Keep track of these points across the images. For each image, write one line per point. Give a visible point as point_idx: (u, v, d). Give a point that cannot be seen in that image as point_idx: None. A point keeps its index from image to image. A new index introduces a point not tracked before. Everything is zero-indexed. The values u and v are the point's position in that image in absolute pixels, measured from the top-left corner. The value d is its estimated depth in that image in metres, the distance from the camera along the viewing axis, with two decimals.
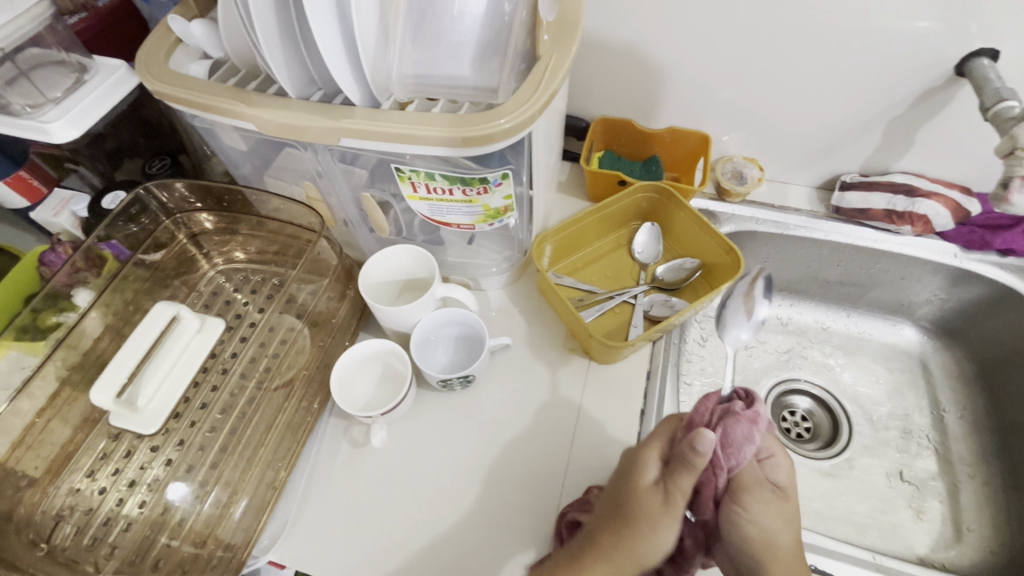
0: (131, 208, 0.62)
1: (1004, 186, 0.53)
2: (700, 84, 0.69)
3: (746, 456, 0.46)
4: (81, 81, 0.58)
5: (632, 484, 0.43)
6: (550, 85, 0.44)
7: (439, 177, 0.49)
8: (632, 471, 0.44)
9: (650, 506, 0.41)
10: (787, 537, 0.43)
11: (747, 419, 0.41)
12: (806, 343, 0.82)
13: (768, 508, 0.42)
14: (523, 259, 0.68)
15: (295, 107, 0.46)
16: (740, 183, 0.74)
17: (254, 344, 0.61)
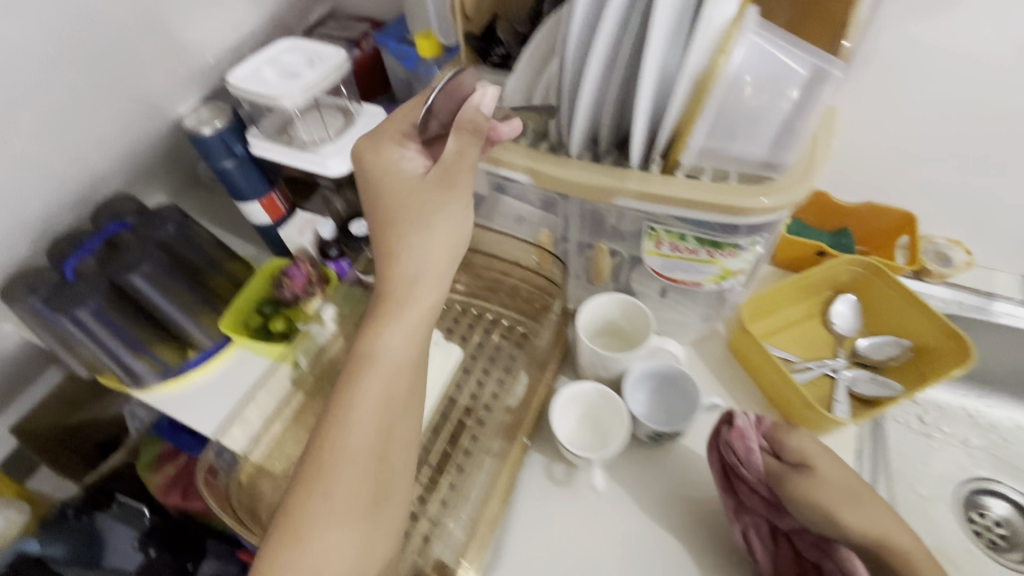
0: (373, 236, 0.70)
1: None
2: (912, 166, 0.69)
3: (787, 430, 0.54)
4: (350, 122, 0.68)
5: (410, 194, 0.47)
6: (817, 171, 0.46)
7: (691, 238, 0.51)
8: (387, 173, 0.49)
9: (418, 191, 0.47)
10: (835, 477, 0.50)
11: (739, 434, 0.53)
12: (999, 441, 0.77)
13: (802, 488, 0.50)
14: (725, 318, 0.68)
15: (573, 167, 0.50)
16: (945, 265, 0.72)
17: (475, 379, 0.67)
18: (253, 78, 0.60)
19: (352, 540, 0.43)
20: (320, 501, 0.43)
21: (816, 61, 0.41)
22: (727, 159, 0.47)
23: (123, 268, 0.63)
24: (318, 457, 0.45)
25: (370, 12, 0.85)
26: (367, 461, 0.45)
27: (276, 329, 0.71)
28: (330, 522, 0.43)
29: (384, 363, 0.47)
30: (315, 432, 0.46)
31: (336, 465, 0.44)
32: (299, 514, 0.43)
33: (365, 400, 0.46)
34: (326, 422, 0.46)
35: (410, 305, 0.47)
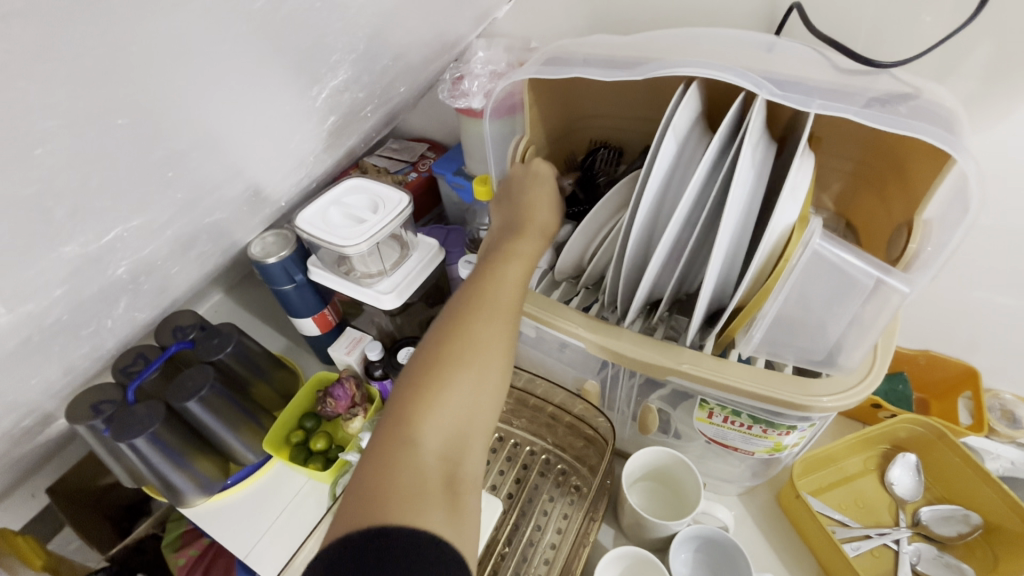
0: None
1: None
2: (971, 322, 0.67)
3: None
4: (407, 255, 0.70)
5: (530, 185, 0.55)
6: (878, 374, 0.46)
7: (744, 415, 0.50)
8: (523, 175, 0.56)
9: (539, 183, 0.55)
10: None
11: None
12: None
13: None
14: (785, 488, 0.64)
15: (627, 337, 0.51)
16: (1014, 425, 0.68)
17: (513, 520, 0.64)
18: (322, 223, 0.64)
19: (474, 421, 0.41)
20: (461, 369, 0.41)
21: (880, 271, 0.41)
22: (786, 349, 0.47)
23: (181, 395, 0.66)
24: (461, 331, 0.44)
25: (429, 134, 0.90)
26: (497, 346, 0.44)
27: (317, 447, 0.72)
28: (466, 389, 0.41)
29: (509, 276, 0.48)
30: (456, 308, 0.45)
31: (479, 334, 0.44)
32: (442, 379, 0.41)
33: (504, 300, 0.46)
34: (468, 305, 0.45)
35: (535, 239, 0.52)
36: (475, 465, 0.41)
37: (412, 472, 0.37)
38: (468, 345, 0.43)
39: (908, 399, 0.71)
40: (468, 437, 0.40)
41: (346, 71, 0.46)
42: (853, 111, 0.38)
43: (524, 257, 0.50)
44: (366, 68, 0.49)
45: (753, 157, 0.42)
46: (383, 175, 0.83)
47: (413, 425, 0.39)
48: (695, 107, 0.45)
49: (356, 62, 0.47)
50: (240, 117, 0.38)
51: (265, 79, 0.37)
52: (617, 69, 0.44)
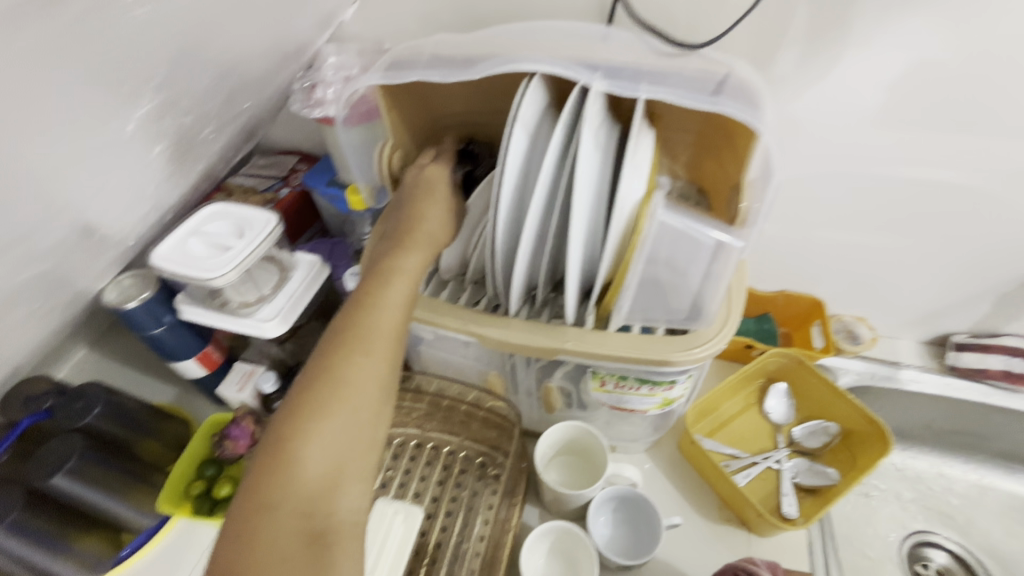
0: None
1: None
2: (811, 260, 0.77)
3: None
4: (287, 277, 0.67)
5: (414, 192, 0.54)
6: (735, 318, 0.51)
7: (631, 378, 0.54)
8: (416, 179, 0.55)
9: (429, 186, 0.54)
10: None
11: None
12: (927, 491, 0.83)
13: None
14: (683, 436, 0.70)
15: (515, 327, 0.53)
16: (854, 342, 0.81)
17: (440, 523, 0.65)
18: (184, 256, 0.59)
19: (352, 461, 0.40)
20: (334, 406, 0.41)
21: (719, 235, 0.46)
22: (657, 312, 0.51)
23: (43, 472, 0.59)
24: (333, 362, 0.43)
25: (297, 146, 0.86)
26: (375, 380, 0.43)
27: (221, 495, 0.67)
28: (337, 425, 0.40)
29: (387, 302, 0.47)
30: (332, 338, 0.44)
31: (351, 368, 0.43)
32: (312, 416, 0.40)
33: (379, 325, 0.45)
34: (346, 335, 0.44)
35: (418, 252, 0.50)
36: (355, 509, 0.39)
37: (275, 531, 0.36)
38: (344, 379, 0.42)
39: (774, 334, 0.81)
40: (343, 474, 0.39)
41: (156, 95, 0.42)
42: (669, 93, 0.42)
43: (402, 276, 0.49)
44: (195, 85, 0.46)
45: (597, 142, 0.45)
46: (252, 196, 0.78)
47: (280, 482, 0.38)
48: (542, 97, 0.47)
49: (178, 79, 0.44)
50: (38, 152, 0.34)
51: (58, 113, 0.33)
52: (458, 68, 0.45)
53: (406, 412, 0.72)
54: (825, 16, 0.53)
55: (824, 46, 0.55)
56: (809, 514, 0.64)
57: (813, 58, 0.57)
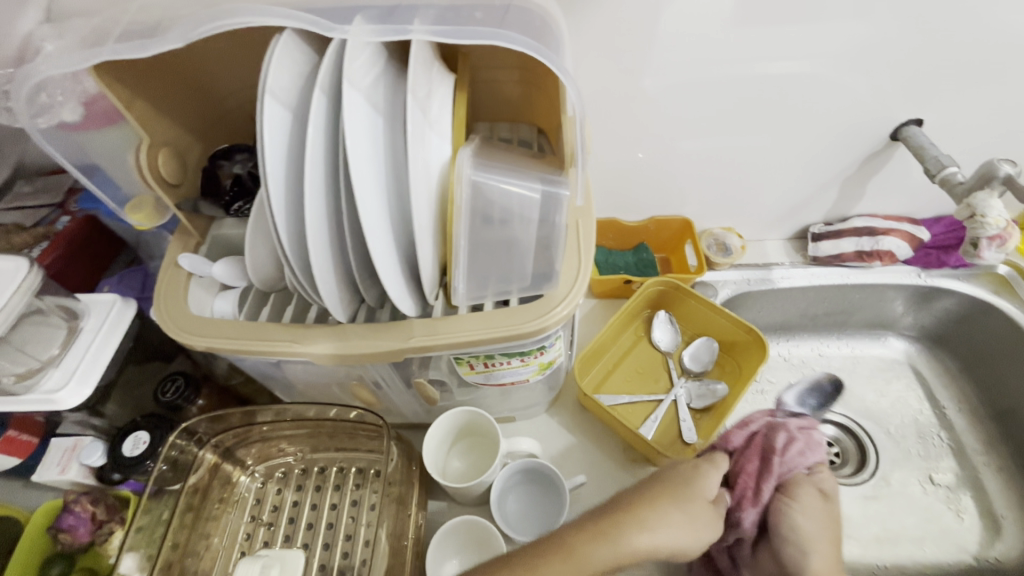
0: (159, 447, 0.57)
1: (974, 244, 0.61)
2: (674, 182, 0.76)
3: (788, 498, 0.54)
4: (77, 329, 0.54)
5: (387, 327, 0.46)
6: (587, 266, 0.46)
7: (497, 356, 0.50)
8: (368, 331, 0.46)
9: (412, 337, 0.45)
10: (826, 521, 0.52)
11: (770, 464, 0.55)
12: (812, 373, 0.88)
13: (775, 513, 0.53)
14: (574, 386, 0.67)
15: (354, 335, 0.45)
16: (726, 254, 0.81)
17: (339, 550, 0.58)
18: None
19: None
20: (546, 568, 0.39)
21: (543, 182, 0.42)
22: (507, 282, 0.45)
23: None
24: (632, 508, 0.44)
25: None
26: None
27: None
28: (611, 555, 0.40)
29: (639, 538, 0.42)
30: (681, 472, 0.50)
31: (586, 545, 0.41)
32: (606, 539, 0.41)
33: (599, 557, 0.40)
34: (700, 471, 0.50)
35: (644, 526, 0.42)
36: None
37: None
38: (671, 516, 0.44)
39: (652, 263, 0.81)
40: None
41: None
42: (430, 29, 0.35)
43: (630, 534, 0.42)
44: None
45: (373, 102, 0.37)
46: (16, 235, 0.63)
47: None
48: (301, 59, 0.37)
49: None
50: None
51: None
52: (167, 31, 0.35)
53: (278, 442, 0.63)
54: None
55: None
56: (707, 433, 0.65)
57: None
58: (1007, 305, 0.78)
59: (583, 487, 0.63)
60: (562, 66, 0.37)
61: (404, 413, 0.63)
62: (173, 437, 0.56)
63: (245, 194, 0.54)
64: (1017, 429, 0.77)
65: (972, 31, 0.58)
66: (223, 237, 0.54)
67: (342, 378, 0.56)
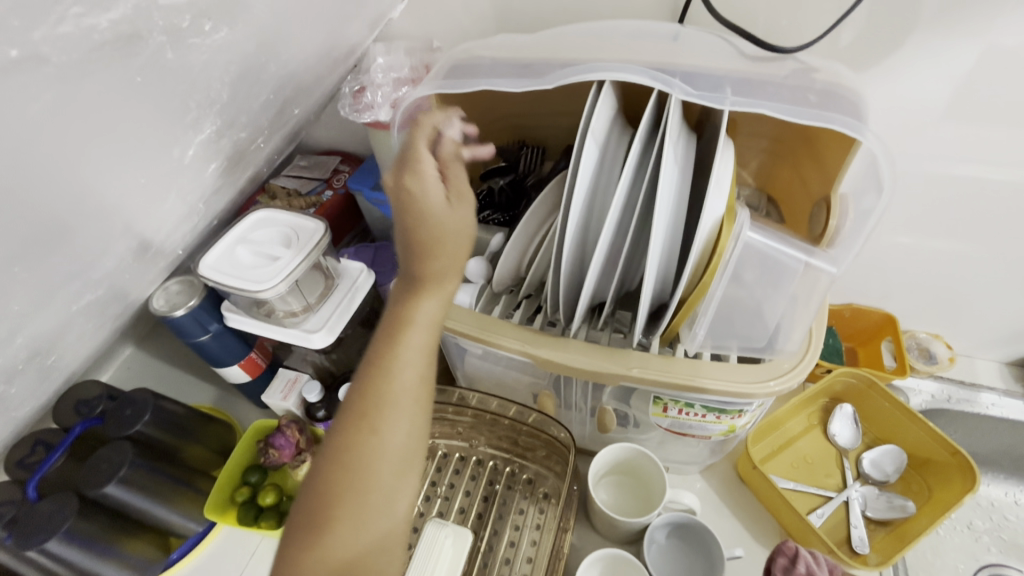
0: None
1: None
2: (887, 274, 0.72)
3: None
4: (332, 285, 0.65)
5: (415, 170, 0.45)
6: (815, 345, 0.47)
7: (698, 406, 0.51)
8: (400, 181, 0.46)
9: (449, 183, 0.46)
10: None
11: None
12: (1002, 521, 0.76)
13: None
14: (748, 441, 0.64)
15: (575, 349, 0.49)
16: (929, 361, 0.75)
17: (484, 543, 0.62)
18: (231, 266, 0.58)
19: (398, 497, 0.40)
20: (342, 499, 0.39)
21: (807, 255, 0.42)
22: (733, 339, 0.46)
23: (97, 481, 0.58)
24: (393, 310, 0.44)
25: (339, 145, 0.83)
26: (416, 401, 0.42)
27: (266, 503, 0.66)
28: (422, 343, 0.43)
29: (416, 334, 0.43)
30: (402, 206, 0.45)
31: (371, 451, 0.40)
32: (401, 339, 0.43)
33: (402, 378, 0.41)
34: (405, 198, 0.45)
35: (439, 291, 0.44)
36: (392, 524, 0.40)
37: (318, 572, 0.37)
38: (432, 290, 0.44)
39: (838, 351, 0.76)
40: (371, 557, 0.39)
41: (214, 119, 0.43)
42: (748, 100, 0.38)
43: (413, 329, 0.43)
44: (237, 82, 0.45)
45: (674, 155, 0.41)
46: (294, 198, 0.77)
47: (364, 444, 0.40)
48: (611, 108, 0.44)
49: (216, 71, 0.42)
50: (93, 155, 0.33)
51: (116, 117, 0.33)
52: (528, 75, 0.42)
53: (450, 425, 0.69)
54: (911, 18, 0.49)
55: (910, 39, 0.50)
56: (883, 550, 0.60)
57: (907, 57, 0.51)
58: None
59: (734, 563, 0.61)
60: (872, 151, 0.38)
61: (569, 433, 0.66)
62: None
63: (490, 206, 0.61)
64: None
65: None
66: None
67: (532, 384, 0.61)
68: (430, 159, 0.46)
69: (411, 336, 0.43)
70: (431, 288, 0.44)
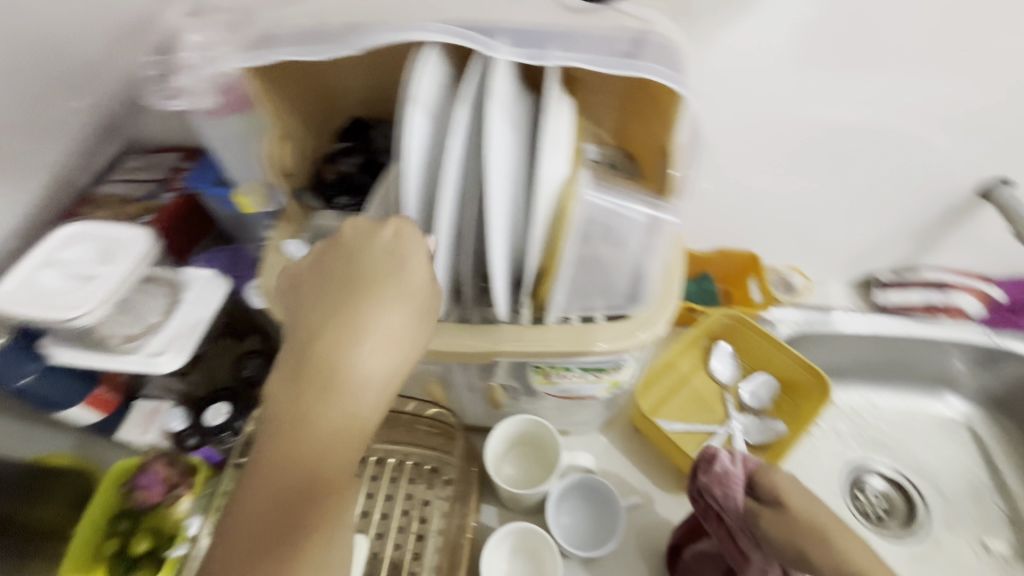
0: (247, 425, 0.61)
1: None
2: (746, 217, 0.76)
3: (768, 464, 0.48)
4: (177, 299, 0.58)
5: (359, 252, 0.37)
6: (675, 286, 0.48)
7: (574, 369, 0.51)
8: (363, 257, 0.37)
9: (387, 272, 0.36)
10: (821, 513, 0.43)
11: (718, 479, 0.49)
12: (864, 423, 0.86)
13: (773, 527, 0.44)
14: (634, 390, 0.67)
15: (445, 332, 0.47)
16: (789, 292, 0.82)
17: (392, 541, 0.60)
18: (36, 293, 0.49)
19: None
20: (274, 479, 0.32)
21: (649, 208, 0.43)
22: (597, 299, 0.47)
23: None
24: (303, 371, 0.34)
25: (174, 141, 0.73)
26: (338, 501, 0.33)
27: (139, 550, 0.59)
28: (342, 437, 0.33)
29: (344, 418, 0.33)
30: (322, 278, 0.37)
31: (307, 451, 0.32)
32: (320, 414, 0.33)
33: (331, 476, 0.32)
34: (337, 272, 0.37)
35: (371, 375, 0.34)
36: None
37: None
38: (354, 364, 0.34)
39: (714, 294, 0.80)
40: None
41: None
42: (574, 55, 0.38)
43: (338, 414, 0.33)
44: None
45: (510, 118, 0.38)
46: (125, 206, 0.67)
47: None
48: (444, 73, 0.40)
49: None
50: None
51: None
52: (338, 40, 0.38)
53: None
54: None
55: None
56: None
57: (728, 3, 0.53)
58: None
59: (636, 511, 0.63)
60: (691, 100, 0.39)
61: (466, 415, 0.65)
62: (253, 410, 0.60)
63: (347, 191, 0.55)
64: None
65: None
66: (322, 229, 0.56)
67: (416, 372, 0.58)
68: (378, 240, 0.37)
69: (350, 398, 0.33)
70: (390, 291, 0.36)
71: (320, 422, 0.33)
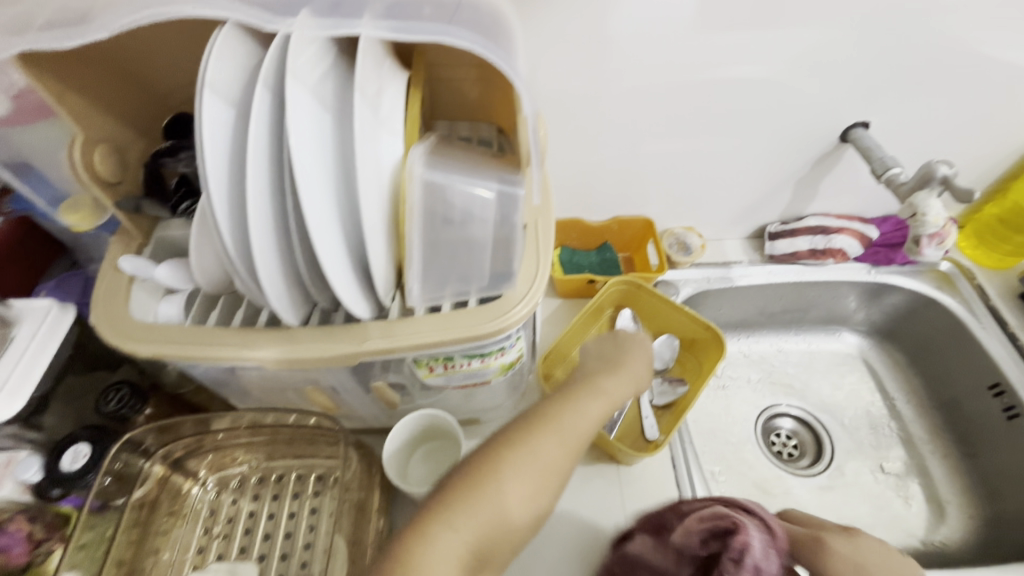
0: (114, 465, 0.54)
1: (916, 243, 0.66)
2: (636, 182, 0.77)
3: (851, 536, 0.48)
4: (8, 337, 0.51)
5: (619, 342, 0.61)
6: (547, 254, 0.46)
7: (457, 357, 0.49)
8: (632, 342, 0.60)
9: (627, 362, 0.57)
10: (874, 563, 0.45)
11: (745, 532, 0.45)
12: (771, 368, 0.90)
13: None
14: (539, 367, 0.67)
15: (304, 337, 0.44)
16: (686, 254, 0.82)
17: (297, 561, 0.56)
18: None
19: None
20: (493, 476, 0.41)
21: (500, 182, 0.42)
22: (463, 284, 0.44)
23: None
24: (569, 400, 0.48)
25: None
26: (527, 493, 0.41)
27: None
28: (547, 448, 0.43)
29: (567, 429, 0.45)
30: (605, 356, 0.58)
31: (552, 448, 0.43)
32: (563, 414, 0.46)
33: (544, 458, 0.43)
34: (613, 349, 0.60)
35: (592, 401, 0.49)
36: None
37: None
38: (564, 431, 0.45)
39: (616, 262, 0.82)
40: None
41: None
42: (377, 24, 0.34)
43: (554, 426, 0.45)
44: None
45: (321, 101, 0.36)
46: None
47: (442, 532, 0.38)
48: (244, 56, 0.36)
49: None
50: None
51: None
52: (101, 23, 0.33)
53: (235, 449, 0.61)
54: None
55: None
56: (669, 430, 0.66)
57: None
58: (949, 299, 0.82)
59: None
60: (511, 65, 0.36)
61: (367, 418, 0.62)
62: (116, 447, 0.53)
63: (193, 194, 0.51)
64: (961, 417, 0.80)
65: (912, 41, 0.61)
66: (169, 240, 0.51)
67: (298, 381, 0.54)
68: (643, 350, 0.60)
69: (567, 421, 0.46)
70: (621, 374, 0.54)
71: (558, 427, 0.45)
